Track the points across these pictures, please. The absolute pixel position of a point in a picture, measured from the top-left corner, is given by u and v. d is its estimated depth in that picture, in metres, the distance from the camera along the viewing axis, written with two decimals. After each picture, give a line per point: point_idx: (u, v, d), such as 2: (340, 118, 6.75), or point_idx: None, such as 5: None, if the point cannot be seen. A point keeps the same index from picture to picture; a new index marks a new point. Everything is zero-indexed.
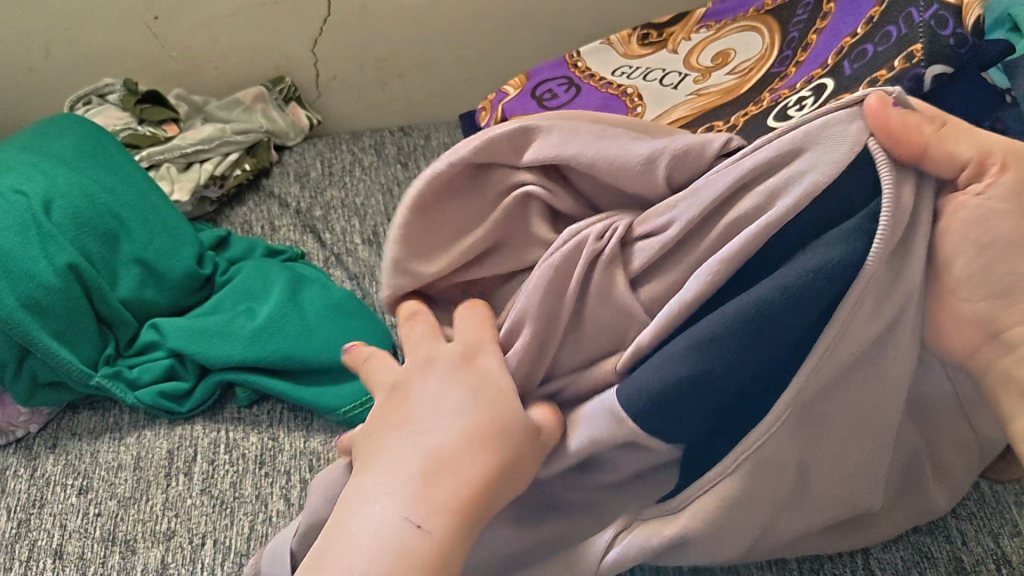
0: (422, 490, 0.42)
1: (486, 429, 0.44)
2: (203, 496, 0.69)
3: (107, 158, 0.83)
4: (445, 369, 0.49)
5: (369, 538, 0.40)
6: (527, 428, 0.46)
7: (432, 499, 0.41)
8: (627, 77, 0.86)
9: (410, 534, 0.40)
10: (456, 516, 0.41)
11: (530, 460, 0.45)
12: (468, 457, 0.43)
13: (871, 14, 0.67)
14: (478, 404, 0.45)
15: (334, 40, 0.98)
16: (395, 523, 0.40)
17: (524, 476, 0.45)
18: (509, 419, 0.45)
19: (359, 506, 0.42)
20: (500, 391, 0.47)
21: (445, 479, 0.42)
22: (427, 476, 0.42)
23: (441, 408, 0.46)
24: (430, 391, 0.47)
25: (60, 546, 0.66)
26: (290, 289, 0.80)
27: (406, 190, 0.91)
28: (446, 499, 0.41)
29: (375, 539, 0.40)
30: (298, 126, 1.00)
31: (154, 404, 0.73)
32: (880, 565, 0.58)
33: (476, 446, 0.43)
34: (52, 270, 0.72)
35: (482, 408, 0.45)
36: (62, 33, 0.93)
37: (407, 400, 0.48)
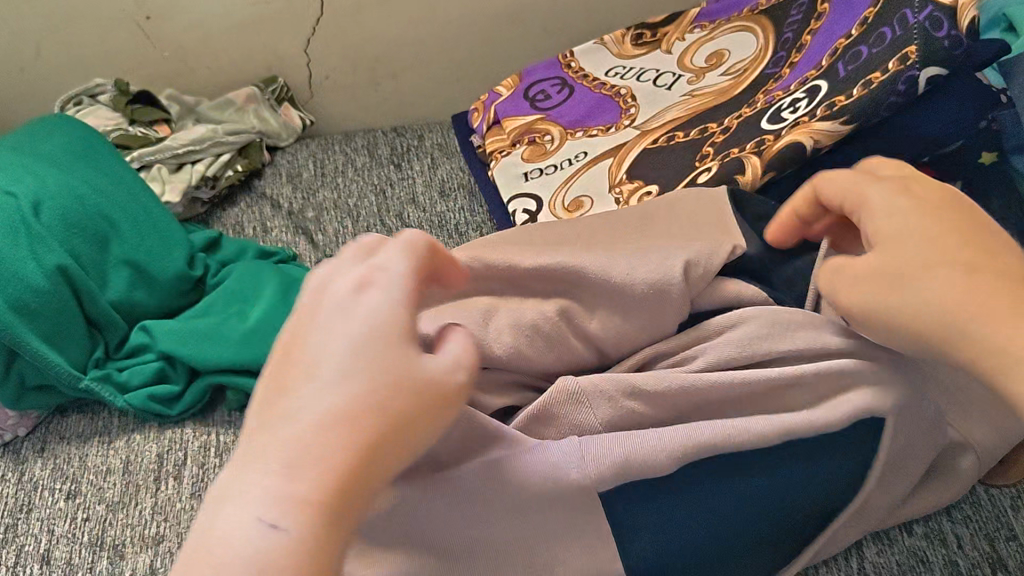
0: (287, 487, 0.31)
1: (365, 406, 0.33)
2: (192, 500, 0.68)
3: (97, 159, 0.83)
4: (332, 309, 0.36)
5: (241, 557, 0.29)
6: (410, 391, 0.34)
7: (297, 472, 0.31)
8: (620, 77, 0.85)
9: (257, 540, 0.30)
10: (317, 508, 0.31)
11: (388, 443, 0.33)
12: (336, 439, 0.32)
13: (866, 15, 0.67)
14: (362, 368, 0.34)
15: (328, 39, 0.98)
16: (243, 531, 0.30)
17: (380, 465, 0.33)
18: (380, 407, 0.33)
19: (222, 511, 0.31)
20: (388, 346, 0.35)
21: (306, 468, 0.31)
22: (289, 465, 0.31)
23: (316, 370, 0.34)
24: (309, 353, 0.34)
25: (48, 551, 0.65)
26: (281, 291, 0.79)
27: (398, 190, 0.90)
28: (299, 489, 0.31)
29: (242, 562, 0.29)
30: (291, 127, 1.00)
31: (144, 407, 0.72)
32: (875, 570, 0.55)
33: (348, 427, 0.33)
34: (41, 272, 0.71)
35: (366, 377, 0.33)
36: (53, 32, 0.92)
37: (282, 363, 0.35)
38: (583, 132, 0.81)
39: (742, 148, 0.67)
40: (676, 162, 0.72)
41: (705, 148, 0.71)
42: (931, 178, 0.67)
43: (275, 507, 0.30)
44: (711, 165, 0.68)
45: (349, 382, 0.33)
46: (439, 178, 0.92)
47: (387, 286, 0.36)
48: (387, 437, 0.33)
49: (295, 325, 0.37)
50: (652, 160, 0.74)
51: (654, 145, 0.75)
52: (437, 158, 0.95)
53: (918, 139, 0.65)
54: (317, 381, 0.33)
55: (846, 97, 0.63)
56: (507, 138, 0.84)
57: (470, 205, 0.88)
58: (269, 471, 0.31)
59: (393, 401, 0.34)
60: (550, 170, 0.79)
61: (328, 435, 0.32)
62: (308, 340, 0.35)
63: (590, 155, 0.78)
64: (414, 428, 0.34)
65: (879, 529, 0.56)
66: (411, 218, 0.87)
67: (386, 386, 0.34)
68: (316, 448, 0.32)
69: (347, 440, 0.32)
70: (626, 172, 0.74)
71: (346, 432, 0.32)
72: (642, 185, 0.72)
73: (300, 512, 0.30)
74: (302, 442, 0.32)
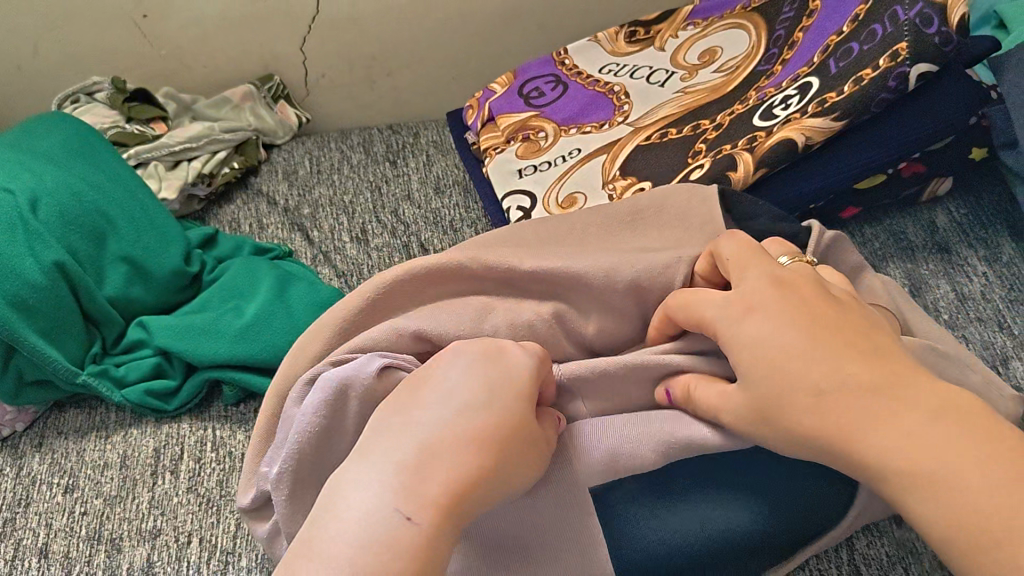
0: (415, 482, 0.39)
1: (483, 433, 0.42)
2: (189, 494, 0.68)
3: (94, 156, 0.83)
4: (468, 357, 0.46)
5: (369, 528, 0.37)
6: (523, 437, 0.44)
7: (423, 474, 0.40)
8: (614, 74, 0.86)
9: (397, 526, 0.37)
10: (443, 512, 0.39)
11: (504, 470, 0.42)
12: (457, 454, 0.41)
13: (857, 12, 0.67)
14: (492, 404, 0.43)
15: (324, 38, 0.98)
16: (383, 513, 0.38)
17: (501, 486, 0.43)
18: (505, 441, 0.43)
19: (353, 486, 0.39)
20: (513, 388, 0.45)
21: (435, 471, 0.40)
22: (425, 448, 0.41)
23: (454, 395, 0.43)
24: (449, 376, 0.45)
25: (45, 545, 0.66)
26: (278, 287, 0.80)
27: (394, 187, 0.91)
28: (434, 492, 0.39)
29: (370, 536, 0.37)
30: (286, 125, 1.00)
31: (141, 402, 0.73)
32: (865, 561, 0.55)
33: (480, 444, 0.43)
34: (39, 268, 0.72)
35: (495, 411, 0.43)
36: (50, 30, 0.93)
37: (422, 381, 0.45)
38: (577, 129, 0.82)
39: (734, 145, 0.68)
40: (669, 158, 0.72)
41: (698, 144, 0.71)
42: (923, 174, 0.69)
43: (397, 493, 0.39)
44: (703, 161, 0.69)
45: (470, 415, 0.42)
46: (435, 175, 0.92)
47: (520, 354, 0.47)
48: (496, 463, 0.42)
49: (428, 365, 0.46)
50: (646, 156, 0.74)
51: (647, 142, 0.76)
52: (433, 156, 0.95)
53: (908, 143, 0.65)
54: (444, 407, 0.43)
55: (837, 94, 0.63)
56: (502, 135, 0.85)
57: (465, 201, 0.89)
58: (407, 461, 0.40)
59: (505, 436, 0.43)
60: (544, 167, 0.79)
61: (452, 450, 0.41)
62: (444, 367, 0.45)
63: (584, 152, 0.79)
64: (514, 463, 0.43)
65: (870, 522, 0.57)
66: (406, 214, 0.88)
67: (502, 421, 0.43)
68: (443, 453, 0.41)
69: (469, 456, 0.41)
70: (619, 168, 0.75)
71: (469, 450, 0.41)
72: (635, 181, 0.72)
73: (429, 508, 0.39)
74: (432, 449, 0.41)
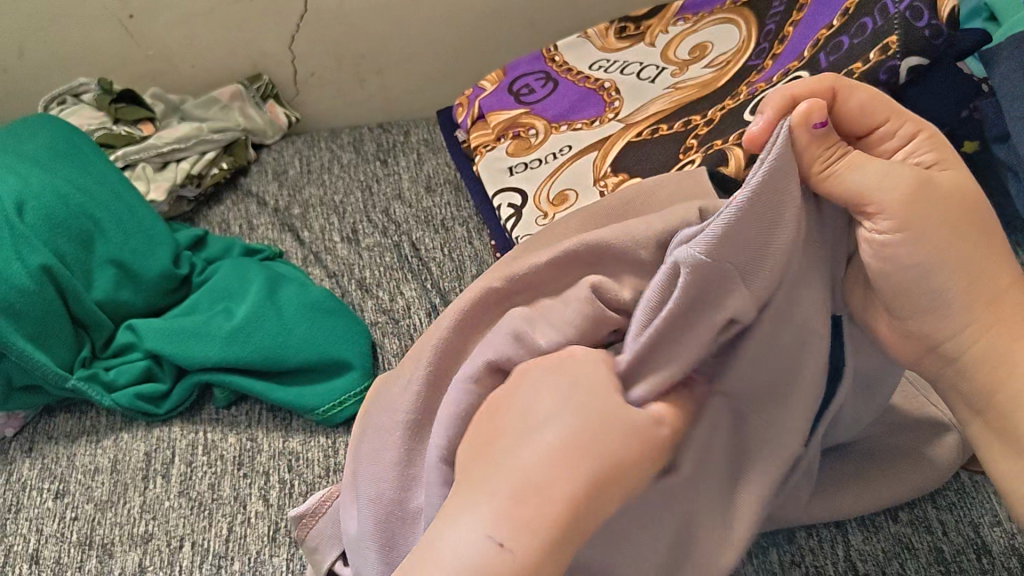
0: (520, 513, 0.38)
1: (569, 445, 0.40)
2: (180, 498, 0.68)
3: (82, 158, 0.83)
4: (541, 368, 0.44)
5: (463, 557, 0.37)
6: (624, 433, 0.41)
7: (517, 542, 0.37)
8: (605, 70, 0.85)
9: (495, 553, 0.37)
10: (549, 538, 0.37)
11: (621, 470, 0.40)
12: (557, 474, 0.39)
13: (847, 6, 0.67)
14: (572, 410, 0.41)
15: (312, 36, 0.98)
16: (480, 545, 0.37)
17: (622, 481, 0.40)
18: (603, 432, 0.40)
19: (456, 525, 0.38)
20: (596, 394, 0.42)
21: (536, 503, 0.38)
22: (519, 495, 0.38)
23: (532, 415, 0.42)
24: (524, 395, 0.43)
25: (37, 551, 0.65)
26: (268, 288, 0.80)
27: (385, 186, 0.91)
28: (537, 522, 0.37)
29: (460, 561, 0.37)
30: (276, 125, 0.99)
31: (131, 406, 0.72)
32: (860, 556, 0.54)
33: (571, 461, 0.39)
34: (25, 272, 0.71)
35: (573, 418, 0.40)
36: (36, 32, 0.92)
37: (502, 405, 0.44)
38: (567, 126, 0.81)
39: (726, 140, 0.67)
40: (661, 154, 0.72)
41: (689, 140, 0.71)
42: None
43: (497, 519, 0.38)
44: (695, 156, 0.68)
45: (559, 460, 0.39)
46: (426, 173, 0.92)
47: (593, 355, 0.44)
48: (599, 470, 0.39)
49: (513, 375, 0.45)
50: (636, 154, 0.74)
51: (637, 138, 0.75)
52: (423, 154, 0.95)
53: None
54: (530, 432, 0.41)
55: None
56: (492, 133, 0.84)
57: (457, 200, 0.88)
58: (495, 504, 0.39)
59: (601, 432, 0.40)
60: (534, 165, 0.79)
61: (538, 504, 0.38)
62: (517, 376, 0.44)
63: (575, 149, 0.78)
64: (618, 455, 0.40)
65: (865, 517, 0.56)
66: (397, 213, 0.87)
67: (591, 420, 0.41)
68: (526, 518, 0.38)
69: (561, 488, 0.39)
70: (610, 166, 0.74)
71: (568, 469, 0.39)
72: (627, 178, 0.72)
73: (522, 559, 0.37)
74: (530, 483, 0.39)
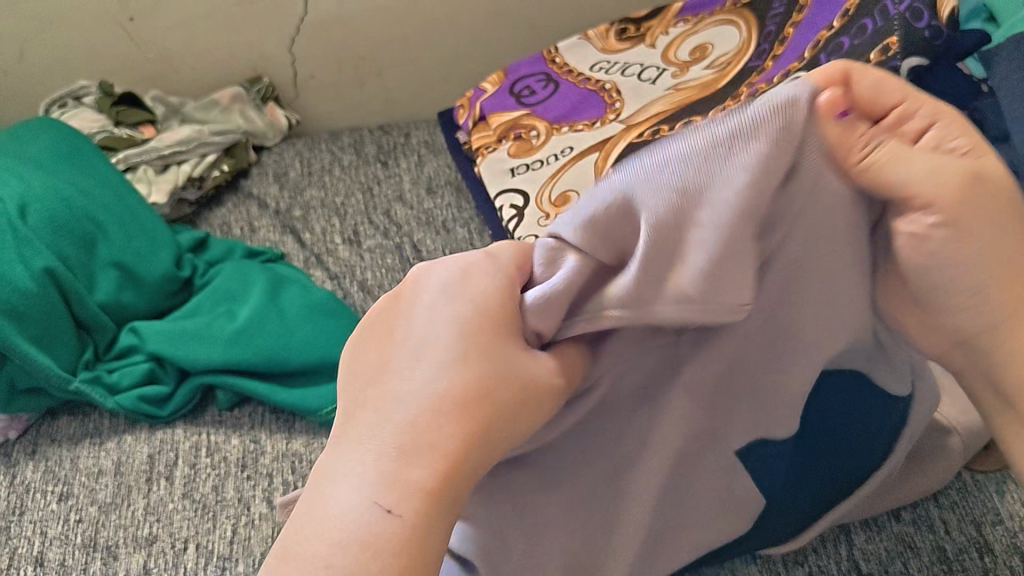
0: (400, 466, 0.36)
1: (469, 397, 0.37)
2: (184, 501, 0.68)
3: (83, 161, 0.83)
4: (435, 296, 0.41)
5: (344, 527, 0.35)
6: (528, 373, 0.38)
7: (412, 450, 0.36)
8: (606, 72, 0.85)
9: (380, 521, 0.35)
10: (432, 497, 0.36)
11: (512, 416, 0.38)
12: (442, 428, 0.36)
13: (847, 7, 0.67)
14: (460, 344, 0.38)
15: (312, 38, 0.98)
16: (365, 508, 0.35)
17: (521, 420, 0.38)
18: (502, 368, 0.38)
19: (331, 481, 0.37)
20: (491, 331, 0.39)
21: (423, 456, 0.36)
22: (402, 453, 0.36)
23: (425, 355, 0.39)
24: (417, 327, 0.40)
25: (41, 553, 0.65)
26: (270, 290, 0.80)
27: (386, 188, 0.90)
28: (421, 478, 0.36)
29: (347, 529, 0.35)
30: (276, 127, 0.99)
31: (134, 408, 0.72)
32: (863, 556, 0.54)
33: (457, 414, 0.37)
34: (28, 275, 0.71)
35: (467, 362, 0.38)
36: (37, 36, 0.93)
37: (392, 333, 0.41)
38: (569, 127, 0.82)
39: None
40: None
41: None
42: None
43: (387, 460, 0.36)
44: None
45: (456, 366, 0.38)
46: (426, 175, 0.92)
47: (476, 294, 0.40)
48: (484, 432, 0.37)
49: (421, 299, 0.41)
50: (638, 155, 0.74)
51: (638, 139, 0.75)
52: (424, 156, 0.95)
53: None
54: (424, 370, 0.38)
55: None
56: (493, 134, 0.85)
57: (458, 201, 0.88)
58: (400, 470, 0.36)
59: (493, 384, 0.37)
60: (536, 166, 0.79)
61: (431, 415, 0.37)
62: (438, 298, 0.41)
63: (576, 150, 0.78)
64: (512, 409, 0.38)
65: (868, 517, 0.56)
66: (399, 215, 0.87)
67: (484, 348, 0.38)
68: (412, 437, 0.36)
69: (445, 418, 0.37)
70: (612, 165, 0.75)
71: (454, 408, 0.37)
72: None
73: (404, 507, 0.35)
74: (410, 431, 0.37)
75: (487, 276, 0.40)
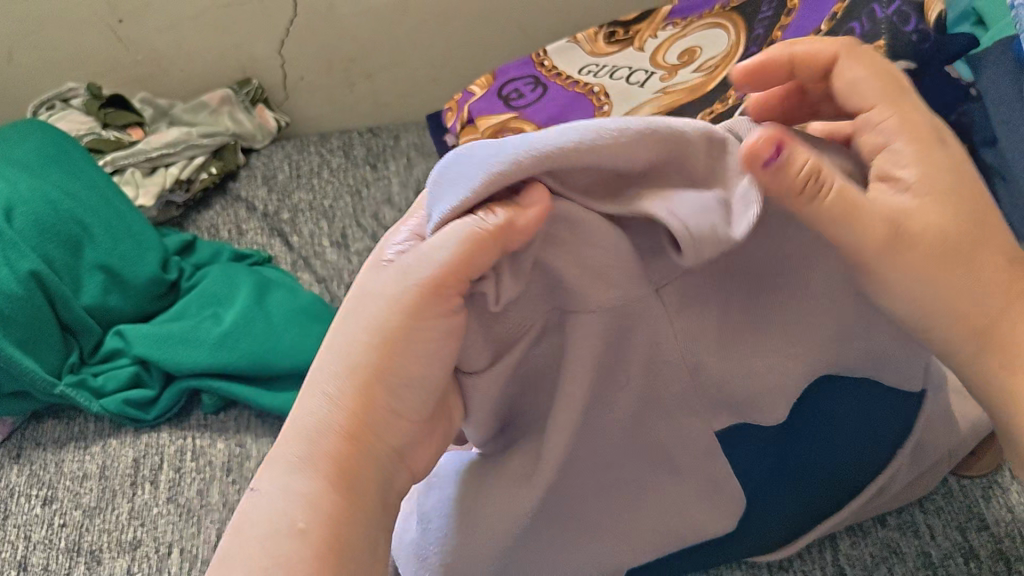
0: (301, 460, 0.40)
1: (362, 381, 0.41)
2: (169, 505, 0.68)
3: (70, 163, 0.82)
4: (368, 275, 0.43)
5: (257, 528, 0.39)
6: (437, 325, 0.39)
7: (308, 457, 0.40)
8: (594, 75, 0.85)
9: (285, 537, 0.38)
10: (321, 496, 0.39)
11: (411, 364, 0.40)
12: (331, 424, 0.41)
13: (834, 11, 0.67)
14: (363, 332, 0.41)
15: (302, 40, 0.98)
16: (271, 511, 0.39)
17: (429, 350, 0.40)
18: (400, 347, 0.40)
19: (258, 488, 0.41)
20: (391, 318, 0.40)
21: (315, 453, 0.40)
22: (301, 460, 0.40)
23: (338, 348, 0.42)
24: (346, 324, 0.42)
25: (24, 558, 0.65)
26: (256, 293, 0.80)
27: (374, 191, 0.90)
28: (305, 486, 0.39)
29: (257, 533, 0.39)
30: (265, 129, 0.99)
31: (119, 412, 0.72)
32: (849, 563, 0.53)
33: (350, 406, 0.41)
34: (14, 278, 0.71)
35: (364, 345, 0.41)
36: (25, 38, 0.92)
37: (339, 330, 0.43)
38: None
39: None
40: None
41: None
42: None
43: (294, 467, 0.40)
44: None
45: (360, 349, 0.41)
46: (415, 178, 0.92)
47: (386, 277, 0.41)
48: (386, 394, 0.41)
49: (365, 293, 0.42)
50: None
51: None
52: (413, 158, 0.95)
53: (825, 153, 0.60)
54: (333, 369, 0.41)
55: None
56: (481, 137, 0.84)
57: None
58: (298, 471, 0.40)
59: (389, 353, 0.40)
60: None
61: (326, 417, 0.41)
62: (372, 282, 0.42)
63: None
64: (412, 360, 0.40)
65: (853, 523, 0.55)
66: (387, 218, 0.87)
67: (381, 337, 0.40)
68: (318, 442, 0.40)
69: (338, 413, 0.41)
70: None
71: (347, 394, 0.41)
72: None
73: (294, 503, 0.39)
74: (312, 431, 0.41)
75: (389, 278, 0.41)
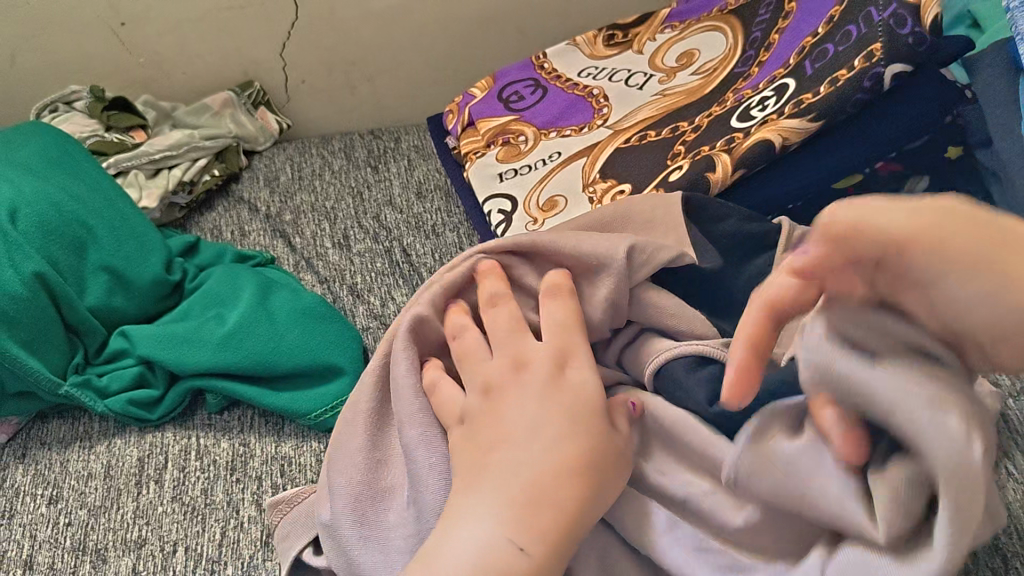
0: (528, 516, 0.41)
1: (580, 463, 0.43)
2: (173, 503, 0.68)
3: (73, 165, 0.83)
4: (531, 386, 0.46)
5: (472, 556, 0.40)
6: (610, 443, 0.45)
7: (539, 504, 0.41)
8: (593, 78, 0.86)
9: (513, 556, 0.40)
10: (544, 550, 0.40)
11: (603, 469, 0.44)
12: (556, 484, 0.42)
13: (831, 14, 0.68)
14: (566, 432, 0.44)
15: (303, 43, 0.98)
16: (497, 545, 0.40)
17: (612, 480, 0.44)
18: (596, 450, 0.44)
19: (463, 523, 0.42)
20: (581, 425, 0.45)
21: (541, 510, 0.41)
22: (529, 505, 0.41)
23: (532, 432, 0.44)
24: (526, 414, 0.45)
25: (31, 556, 0.66)
26: (259, 294, 0.80)
27: (376, 192, 0.91)
28: (537, 533, 0.41)
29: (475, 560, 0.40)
30: (268, 131, 1.00)
31: (124, 412, 0.73)
32: None
33: (565, 479, 0.43)
34: (19, 279, 0.72)
35: (570, 441, 0.44)
36: (30, 41, 0.93)
37: (500, 418, 0.46)
38: (557, 132, 0.82)
39: (712, 147, 0.67)
40: (649, 160, 0.72)
41: (676, 147, 0.71)
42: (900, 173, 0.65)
43: (511, 507, 0.41)
44: (682, 163, 0.69)
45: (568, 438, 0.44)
46: (416, 179, 0.92)
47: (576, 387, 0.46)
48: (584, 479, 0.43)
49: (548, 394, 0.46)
50: (626, 159, 0.74)
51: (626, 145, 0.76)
52: (414, 160, 0.95)
53: (749, 229, 0.56)
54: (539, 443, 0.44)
55: (813, 96, 0.63)
56: (482, 139, 0.85)
57: (448, 206, 0.89)
58: (528, 522, 0.41)
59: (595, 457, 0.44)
60: (524, 170, 0.79)
61: (552, 475, 0.42)
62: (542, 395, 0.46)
63: (564, 155, 0.79)
64: (605, 481, 0.44)
65: None
66: (388, 219, 0.88)
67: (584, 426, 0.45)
68: (540, 496, 0.42)
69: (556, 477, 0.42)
70: (600, 172, 0.75)
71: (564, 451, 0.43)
72: (616, 183, 0.72)
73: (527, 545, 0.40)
74: (537, 485, 0.42)
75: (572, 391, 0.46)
